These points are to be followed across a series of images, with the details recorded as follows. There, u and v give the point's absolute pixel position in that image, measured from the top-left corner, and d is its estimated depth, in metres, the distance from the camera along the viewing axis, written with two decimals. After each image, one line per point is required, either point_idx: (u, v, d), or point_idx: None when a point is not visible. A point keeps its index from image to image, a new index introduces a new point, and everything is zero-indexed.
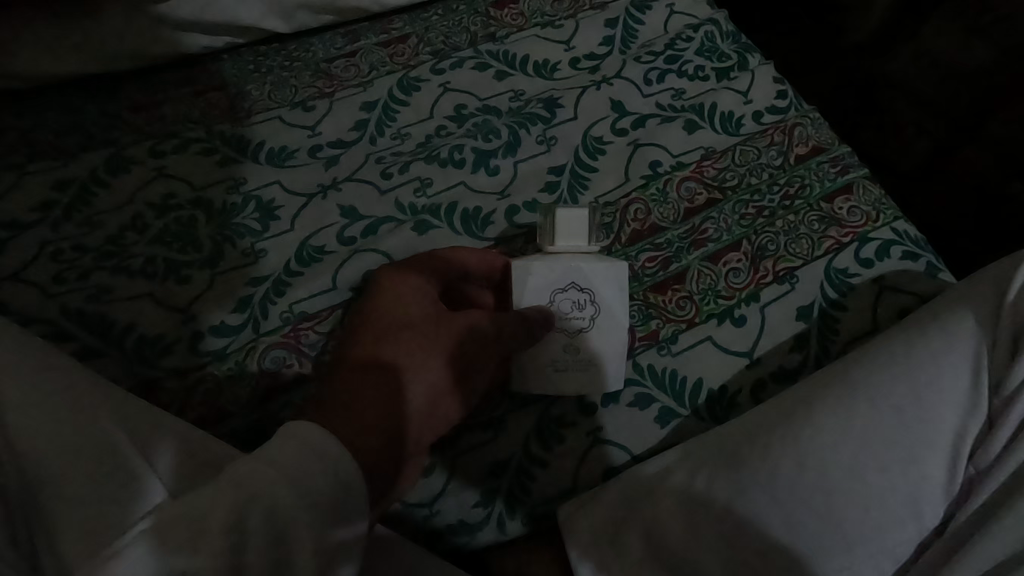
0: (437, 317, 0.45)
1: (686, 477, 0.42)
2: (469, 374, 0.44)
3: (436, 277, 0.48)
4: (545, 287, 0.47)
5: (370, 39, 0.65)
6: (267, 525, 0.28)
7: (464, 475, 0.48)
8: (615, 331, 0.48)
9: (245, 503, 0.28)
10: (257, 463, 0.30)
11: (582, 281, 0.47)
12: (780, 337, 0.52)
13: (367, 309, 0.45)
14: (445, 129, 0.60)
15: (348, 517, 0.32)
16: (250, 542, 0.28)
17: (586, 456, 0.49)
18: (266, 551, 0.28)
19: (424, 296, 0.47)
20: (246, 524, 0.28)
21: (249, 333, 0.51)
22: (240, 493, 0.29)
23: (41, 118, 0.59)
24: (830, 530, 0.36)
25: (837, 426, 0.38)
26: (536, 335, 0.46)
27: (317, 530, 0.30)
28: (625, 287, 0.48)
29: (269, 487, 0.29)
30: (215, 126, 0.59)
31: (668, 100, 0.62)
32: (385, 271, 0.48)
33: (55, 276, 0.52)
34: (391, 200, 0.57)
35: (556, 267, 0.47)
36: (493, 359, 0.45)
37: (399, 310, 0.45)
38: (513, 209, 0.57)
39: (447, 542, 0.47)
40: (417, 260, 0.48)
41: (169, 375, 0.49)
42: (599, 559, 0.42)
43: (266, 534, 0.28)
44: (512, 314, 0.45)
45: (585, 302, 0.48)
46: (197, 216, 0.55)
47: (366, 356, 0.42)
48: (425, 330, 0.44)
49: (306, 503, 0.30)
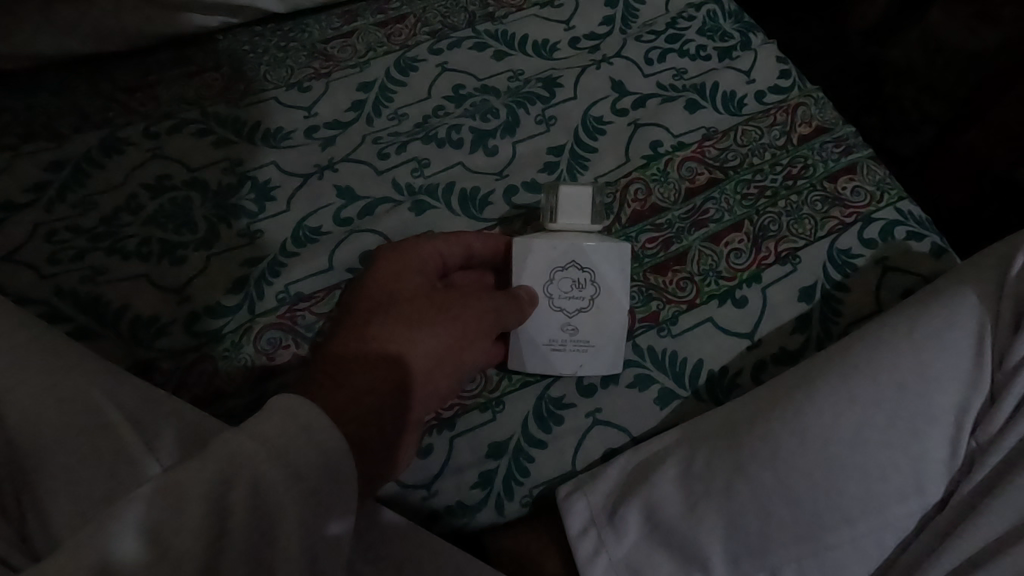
0: (433, 293, 0.45)
1: (685, 457, 0.42)
2: (462, 351, 0.43)
3: (435, 258, 0.47)
4: (545, 265, 0.47)
5: (367, 19, 0.64)
6: (251, 500, 0.28)
7: (462, 456, 0.47)
8: (615, 312, 0.48)
9: (228, 477, 0.28)
10: (243, 436, 0.29)
11: (583, 260, 0.47)
12: (783, 318, 0.51)
13: (364, 285, 0.45)
14: (443, 110, 0.59)
15: (338, 493, 0.31)
16: (234, 517, 0.27)
17: (585, 438, 0.48)
18: (250, 528, 0.27)
19: (420, 275, 0.46)
20: (228, 500, 0.27)
21: (245, 314, 0.50)
22: (221, 465, 0.28)
23: (35, 99, 0.59)
24: (830, 505, 0.36)
25: (837, 402, 0.38)
26: (526, 312, 0.46)
27: (305, 506, 0.29)
28: (626, 266, 0.47)
29: (254, 462, 0.28)
30: (210, 107, 0.59)
31: (670, 79, 0.61)
32: (381, 250, 0.47)
33: (48, 256, 0.52)
34: (389, 180, 0.56)
35: (556, 244, 0.47)
36: (487, 335, 0.44)
37: (396, 287, 0.45)
38: (512, 190, 0.56)
39: (444, 524, 0.46)
40: (414, 239, 0.47)
41: (163, 357, 0.49)
42: (599, 537, 0.42)
43: (250, 511, 0.27)
44: (501, 293, 0.45)
45: (585, 282, 0.47)
46: (193, 197, 0.54)
47: (359, 333, 0.41)
48: (421, 307, 0.43)
49: (292, 478, 0.29)
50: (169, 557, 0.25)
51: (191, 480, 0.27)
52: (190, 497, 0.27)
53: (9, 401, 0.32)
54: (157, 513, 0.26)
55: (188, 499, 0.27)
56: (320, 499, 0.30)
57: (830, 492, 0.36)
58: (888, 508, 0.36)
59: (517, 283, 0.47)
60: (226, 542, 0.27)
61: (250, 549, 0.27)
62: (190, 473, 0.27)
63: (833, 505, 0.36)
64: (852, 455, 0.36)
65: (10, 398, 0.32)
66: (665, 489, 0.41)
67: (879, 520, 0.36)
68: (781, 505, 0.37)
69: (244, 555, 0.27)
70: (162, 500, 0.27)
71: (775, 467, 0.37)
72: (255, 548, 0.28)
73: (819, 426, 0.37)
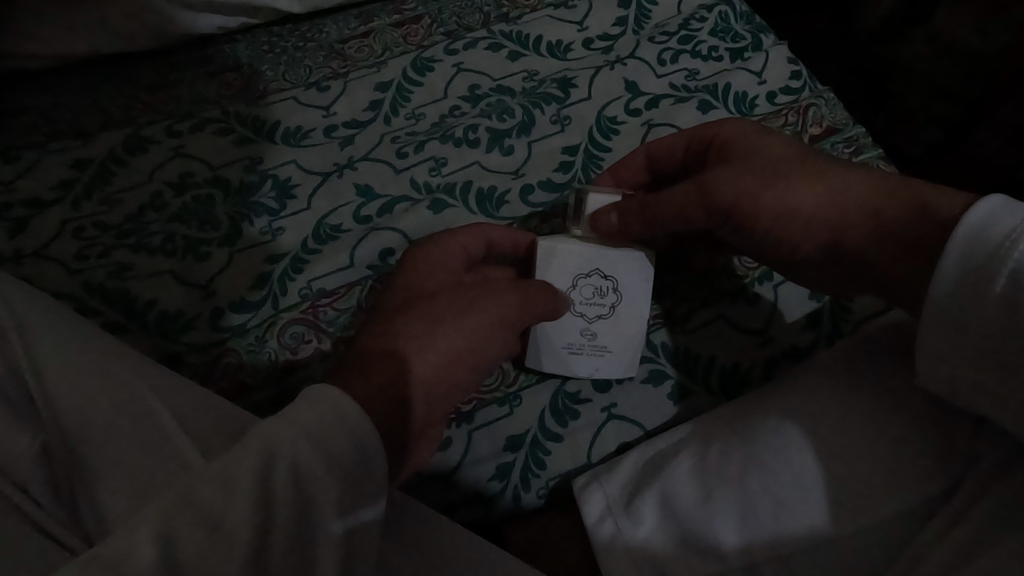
0: (462, 287, 0.45)
1: (699, 448, 0.43)
2: (487, 344, 0.44)
3: (460, 251, 0.48)
4: (568, 271, 0.48)
5: (383, 20, 0.65)
6: (292, 483, 0.29)
7: (482, 448, 0.48)
8: (634, 321, 0.49)
9: (268, 464, 0.29)
10: (279, 424, 0.30)
11: (606, 268, 0.48)
12: (794, 316, 0.52)
13: (396, 282, 0.46)
14: (459, 110, 0.60)
15: (370, 489, 0.31)
16: (278, 496, 0.29)
17: (601, 431, 0.49)
18: (293, 510, 0.29)
19: (445, 269, 0.47)
20: (271, 480, 0.29)
21: (269, 309, 0.52)
22: (261, 453, 0.29)
23: (60, 98, 0.60)
24: (840, 496, 0.38)
25: (835, 402, 0.40)
26: (561, 305, 0.47)
27: (341, 491, 0.30)
28: (649, 276, 0.49)
29: (291, 448, 0.29)
30: (231, 106, 0.60)
31: (682, 80, 0.62)
32: (409, 249, 0.49)
33: (77, 252, 0.53)
34: (407, 178, 0.57)
35: (582, 252, 0.48)
36: (512, 327, 0.45)
37: (425, 282, 0.46)
38: (528, 188, 0.57)
39: (464, 513, 0.48)
40: (447, 237, 0.48)
41: (190, 351, 0.50)
42: (616, 524, 0.43)
43: (292, 494, 0.29)
44: (534, 285, 0.46)
45: (607, 289, 0.49)
46: (215, 195, 0.56)
47: (389, 328, 0.42)
48: (448, 298, 0.44)
49: (330, 462, 0.30)
50: (223, 537, 0.27)
51: (235, 466, 0.29)
52: (237, 481, 0.28)
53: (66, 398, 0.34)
54: (207, 492, 0.28)
55: (235, 483, 0.28)
56: (356, 487, 0.31)
57: (839, 480, 0.38)
58: (900, 496, 0.37)
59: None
60: (271, 519, 0.28)
61: (294, 529, 0.29)
62: (231, 462, 0.29)
63: (846, 493, 0.38)
64: (863, 446, 0.38)
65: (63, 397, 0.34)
66: (682, 479, 0.42)
67: (892, 509, 0.37)
68: (793, 494, 0.38)
69: (290, 536, 0.29)
70: (211, 483, 0.28)
71: (788, 460, 0.39)
72: (301, 532, 0.29)
73: (819, 416, 0.40)
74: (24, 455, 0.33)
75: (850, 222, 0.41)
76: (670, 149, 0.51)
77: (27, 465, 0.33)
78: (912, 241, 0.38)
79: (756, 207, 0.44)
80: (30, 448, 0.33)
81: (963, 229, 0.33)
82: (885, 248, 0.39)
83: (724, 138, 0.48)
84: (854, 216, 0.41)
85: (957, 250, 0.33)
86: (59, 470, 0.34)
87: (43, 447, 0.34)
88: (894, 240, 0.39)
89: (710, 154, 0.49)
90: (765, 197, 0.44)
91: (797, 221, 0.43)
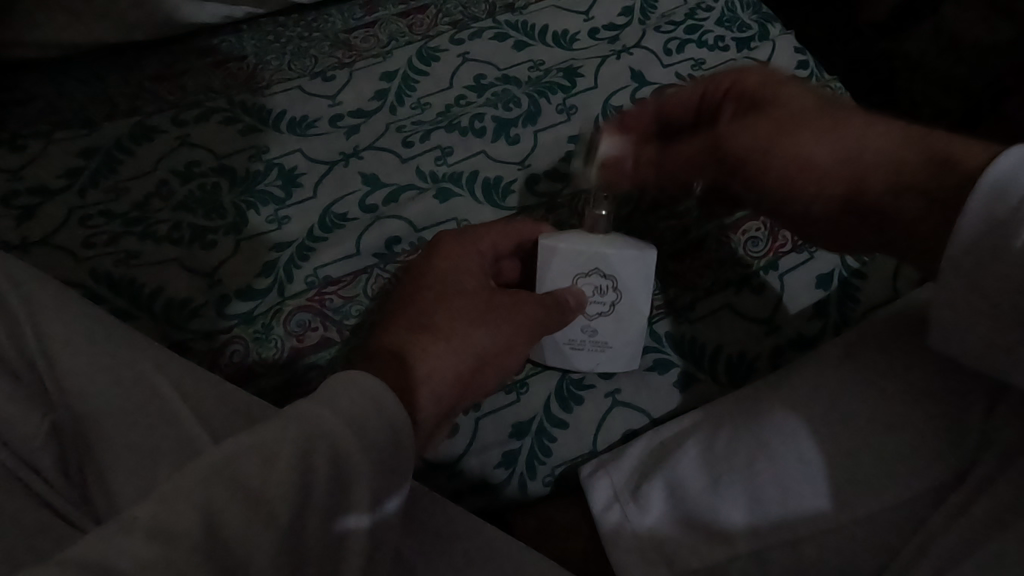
0: (481, 293, 0.44)
1: (708, 435, 0.43)
2: (507, 351, 0.44)
3: (489, 248, 0.48)
4: (570, 270, 0.47)
5: (388, 10, 0.65)
6: (331, 466, 0.28)
7: (488, 436, 0.48)
8: (634, 319, 0.48)
9: (308, 445, 0.28)
10: (318, 407, 0.30)
11: (607, 267, 0.47)
12: (800, 305, 0.52)
13: (417, 272, 0.46)
14: (465, 99, 0.60)
15: (394, 480, 0.31)
16: (318, 481, 0.28)
17: (605, 419, 0.49)
18: (331, 495, 0.28)
19: (472, 266, 0.46)
20: (313, 463, 0.28)
21: (275, 297, 0.52)
22: (302, 433, 0.28)
23: (66, 87, 0.60)
24: (847, 481, 0.38)
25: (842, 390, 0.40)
26: (569, 318, 0.47)
27: (374, 476, 0.30)
28: (651, 273, 0.47)
29: (331, 430, 0.29)
30: (236, 95, 0.60)
31: (688, 70, 0.61)
32: (442, 235, 0.48)
33: (84, 241, 0.53)
34: (412, 167, 0.57)
35: (584, 251, 0.47)
36: (528, 338, 0.45)
37: (452, 277, 0.45)
38: (534, 179, 0.57)
39: (470, 500, 0.48)
40: (476, 233, 0.47)
41: (196, 338, 0.50)
42: (623, 511, 0.43)
43: (330, 480, 0.28)
44: (545, 297, 0.45)
45: (608, 288, 0.48)
46: (221, 183, 0.56)
47: (404, 322, 0.42)
48: (466, 303, 0.43)
49: (362, 444, 0.30)
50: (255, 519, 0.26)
51: (274, 443, 0.27)
52: (277, 455, 0.27)
53: (78, 378, 0.35)
54: (247, 470, 0.26)
55: (277, 461, 0.27)
56: (383, 472, 0.30)
57: (844, 466, 0.38)
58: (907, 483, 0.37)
59: (538, 288, 0.48)
60: (312, 500, 0.28)
61: (328, 515, 0.28)
62: (268, 436, 0.28)
63: (852, 480, 0.38)
64: (871, 434, 0.38)
65: (77, 380, 0.35)
66: (689, 464, 0.42)
67: (897, 495, 0.37)
68: (803, 483, 0.38)
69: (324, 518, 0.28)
70: (248, 459, 0.27)
71: (797, 449, 0.39)
72: (332, 515, 0.28)
73: (827, 404, 0.40)
74: (33, 435, 0.33)
75: (869, 176, 0.41)
76: (683, 105, 0.51)
77: (37, 446, 0.33)
78: (929, 198, 0.38)
79: (771, 163, 0.44)
80: (39, 427, 0.33)
81: (986, 183, 0.32)
82: (908, 201, 0.39)
83: (743, 89, 0.47)
84: (872, 169, 0.41)
85: (973, 213, 0.33)
86: (68, 450, 0.34)
87: (52, 426, 0.34)
88: (912, 191, 0.39)
89: (728, 106, 0.48)
90: (781, 153, 0.43)
91: (812, 177, 0.43)
